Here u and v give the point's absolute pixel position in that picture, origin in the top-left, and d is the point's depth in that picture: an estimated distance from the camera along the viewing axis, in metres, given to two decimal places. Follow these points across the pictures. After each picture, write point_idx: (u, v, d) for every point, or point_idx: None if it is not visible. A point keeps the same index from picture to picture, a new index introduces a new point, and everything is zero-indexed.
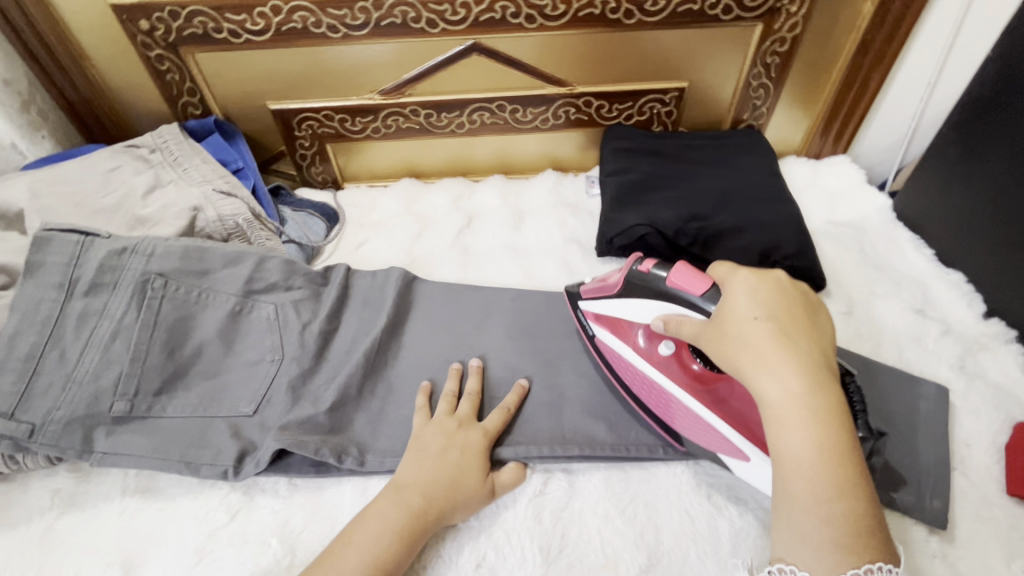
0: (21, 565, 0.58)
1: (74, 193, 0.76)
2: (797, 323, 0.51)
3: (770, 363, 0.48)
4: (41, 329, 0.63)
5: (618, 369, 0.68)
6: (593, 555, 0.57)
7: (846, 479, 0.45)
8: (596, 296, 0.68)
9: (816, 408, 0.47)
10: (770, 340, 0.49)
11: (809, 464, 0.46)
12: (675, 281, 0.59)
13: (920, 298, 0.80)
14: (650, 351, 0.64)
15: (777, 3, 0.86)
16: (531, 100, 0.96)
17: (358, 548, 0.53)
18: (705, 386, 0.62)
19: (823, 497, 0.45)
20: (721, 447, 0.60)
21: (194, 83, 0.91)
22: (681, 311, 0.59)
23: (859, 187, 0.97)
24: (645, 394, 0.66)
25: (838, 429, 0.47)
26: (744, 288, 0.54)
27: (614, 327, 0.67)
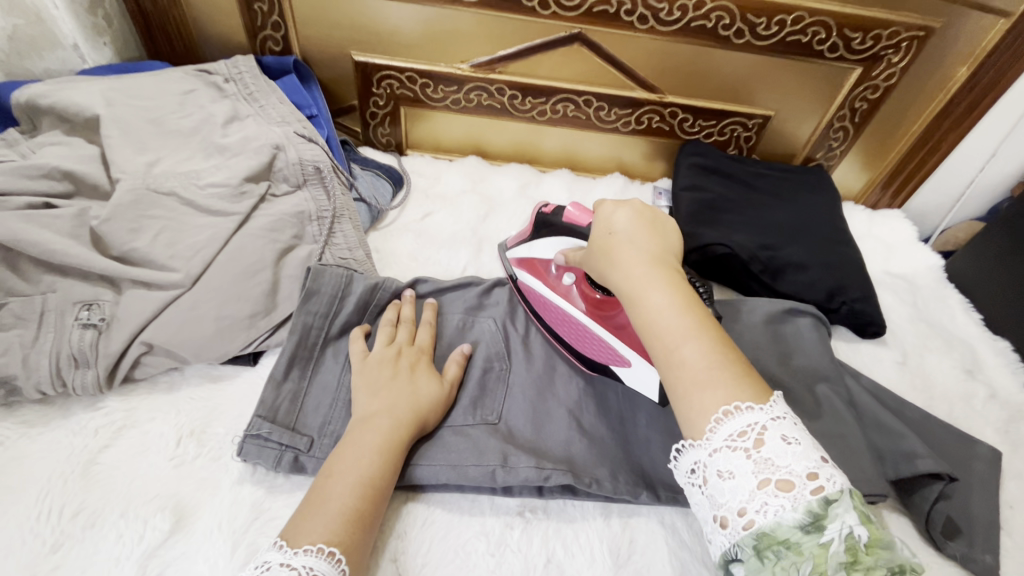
0: (62, 496, 0.53)
1: (149, 109, 0.72)
2: (646, 229, 0.54)
3: (620, 253, 0.52)
4: (310, 354, 0.64)
5: (534, 304, 0.73)
6: (661, 565, 0.57)
7: (691, 327, 0.47)
8: (518, 241, 0.76)
9: (661, 281, 0.49)
10: (617, 242, 0.53)
11: (661, 321, 0.47)
12: (567, 216, 0.65)
13: (969, 360, 0.84)
14: (559, 284, 0.71)
15: (882, 50, 0.87)
16: (619, 101, 0.95)
17: (327, 512, 0.49)
18: (602, 310, 0.67)
19: (675, 344, 0.46)
20: (611, 358, 0.64)
21: (282, 17, 0.86)
22: (576, 243, 0.65)
23: (914, 243, 1.00)
24: (558, 325, 0.70)
25: (685, 295, 0.49)
26: (603, 211, 0.57)
27: (531, 269, 0.73)
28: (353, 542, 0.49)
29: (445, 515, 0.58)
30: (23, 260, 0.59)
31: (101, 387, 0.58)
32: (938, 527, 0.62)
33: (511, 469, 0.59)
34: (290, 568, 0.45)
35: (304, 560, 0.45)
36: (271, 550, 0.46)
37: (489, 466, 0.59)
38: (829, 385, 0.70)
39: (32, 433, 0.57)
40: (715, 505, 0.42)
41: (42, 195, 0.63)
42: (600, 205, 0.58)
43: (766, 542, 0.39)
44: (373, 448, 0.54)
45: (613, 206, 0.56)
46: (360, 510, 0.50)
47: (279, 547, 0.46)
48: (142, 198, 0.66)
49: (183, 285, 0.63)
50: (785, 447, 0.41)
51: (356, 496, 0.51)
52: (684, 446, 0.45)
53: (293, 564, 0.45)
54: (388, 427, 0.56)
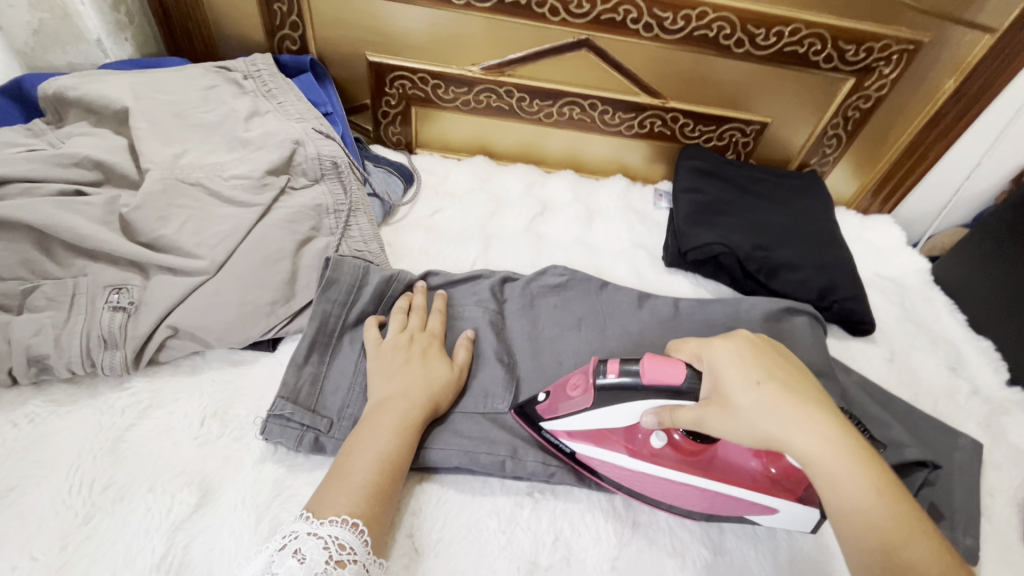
0: (92, 471, 0.56)
1: (174, 103, 0.75)
2: (787, 375, 0.48)
3: (793, 420, 0.45)
4: (328, 340, 0.67)
5: (613, 475, 0.60)
6: (662, 543, 0.60)
7: (903, 513, 0.43)
8: (563, 416, 0.59)
9: (851, 454, 0.44)
10: (779, 407, 0.46)
11: (876, 516, 0.43)
12: (647, 377, 0.51)
13: (953, 357, 0.88)
14: (643, 446, 0.59)
15: (874, 62, 0.92)
16: (623, 105, 0.99)
17: (346, 486, 0.52)
18: (693, 457, 0.58)
19: (897, 541, 0.42)
20: (750, 509, 0.58)
21: (300, 17, 0.89)
22: (668, 401, 0.52)
23: (902, 247, 1.04)
24: (650, 489, 0.60)
25: (877, 468, 0.44)
26: (725, 357, 0.49)
27: (593, 438, 0.59)
28: (371, 515, 0.51)
29: (458, 495, 0.61)
30: (56, 245, 0.62)
31: (128, 368, 0.61)
32: (923, 512, 0.66)
33: (520, 461, 0.62)
34: (316, 537, 0.48)
35: (330, 530, 0.48)
36: (297, 520, 0.49)
37: (499, 457, 0.62)
38: (821, 379, 0.74)
39: (61, 411, 0.59)
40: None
41: (74, 183, 0.67)
42: (721, 344, 0.50)
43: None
44: (390, 428, 0.57)
45: (735, 348, 0.50)
46: (377, 484, 0.53)
47: (306, 518, 0.49)
48: (169, 187, 0.68)
49: (208, 272, 0.66)
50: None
51: (375, 473, 0.53)
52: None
53: (320, 533, 0.48)
54: (403, 408, 0.58)
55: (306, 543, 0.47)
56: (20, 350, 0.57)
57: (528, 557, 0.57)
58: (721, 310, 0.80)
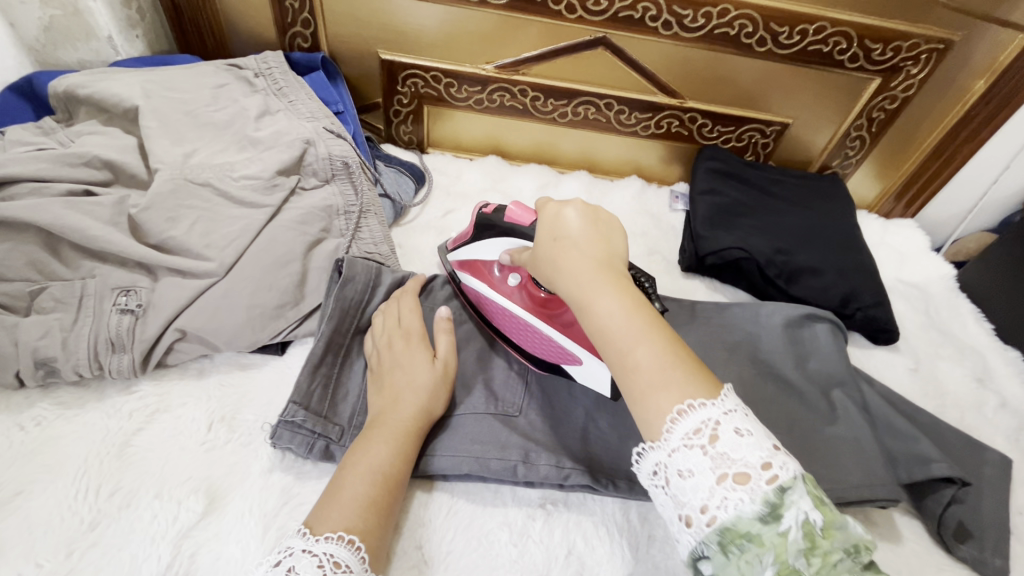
0: (99, 476, 0.55)
1: (184, 102, 0.74)
2: (591, 233, 0.51)
3: (563, 256, 0.49)
4: (340, 343, 0.65)
5: (484, 310, 0.71)
6: (678, 559, 0.58)
7: (640, 328, 0.44)
8: (459, 241, 0.73)
9: (606, 282, 0.46)
10: (562, 253, 0.49)
11: (610, 331, 0.44)
12: (509, 215, 0.63)
13: (980, 368, 0.85)
14: (502, 283, 0.69)
15: (901, 62, 0.89)
16: (640, 105, 0.96)
17: (343, 501, 0.50)
18: (547, 307, 0.66)
19: (627, 350, 0.43)
20: (562, 357, 0.64)
21: (312, 14, 0.88)
22: (518, 243, 0.64)
23: (926, 252, 1.01)
24: (505, 326, 0.69)
25: (632, 298, 0.46)
26: (550, 218, 0.53)
27: (474, 270, 0.72)
28: (372, 529, 0.49)
29: (468, 505, 0.60)
30: (66, 246, 0.62)
31: (136, 371, 0.60)
32: (950, 530, 0.63)
33: (533, 466, 0.60)
34: (311, 554, 0.45)
35: (325, 548, 0.45)
36: (293, 536, 0.47)
37: (512, 462, 0.60)
38: (844, 390, 0.71)
39: (68, 414, 0.59)
40: (679, 505, 0.39)
41: (83, 182, 0.66)
42: (550, 207, 0.54)
43: (729, 538, 0.37)
44: (383, 440, 0.55)
45: (569, 212, 0.52)
46: (376, 497, 0.51)
47: (302, 534, 0.47)
48: (179, 187, 0.67)
49: (217, 274, 0.65)
50: (739, 439, 0.39)
51: (371, 487, 0.51)
52: (644, 448, 0.42)
53: (315, 551, 0.45)
54: (399, 422, 0.56)
55: (298, 561, 0.45)
56: (27, 353, 0.56)
57: (541, 571, 0.56)
58: (740, 318, 0.78)
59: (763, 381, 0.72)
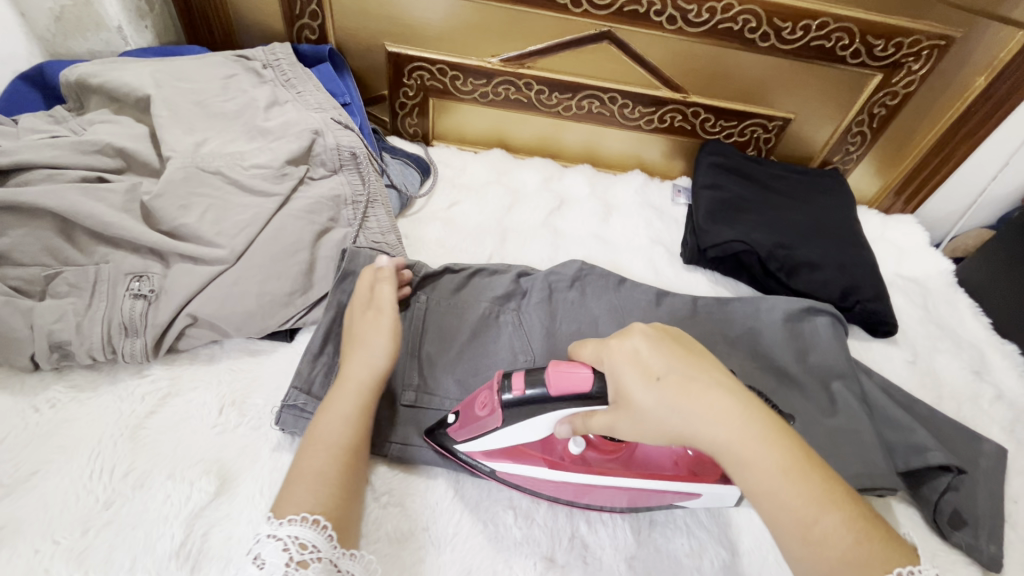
0: (113, 458, 0.56)
1: (195, 92, 0.75)
2: (692, 365, 0.47)
3: (695, 413, 0.44)
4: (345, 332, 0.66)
5: (539, 491, 0.59)
6: (678, 542, 0.59)
7: (817, 492, 0.43)
8: (474, 436, 0.55)
9: (759, 434, 0.44)
10: (681, 403, 0.45)
11: (785, 498, 0.42)
12: (555, 389, 0.49)
13: (977, 361, 0.86)
14: (562, 455, 0.58)
15: (902, 58, 0.90)
16: (643, 99, 0.97)
17: (298, 478, 0.50)
18: (613, 454, 0.58)
19: (812, 521, 0.42)
20: (671, 499, 0.58)
21: (319, 6, 0.89)
22: (579, 408, 0.50)
23: (925, 248, 1.02)
24: (575, 497, 0.58)
25: (787, 449, 0.44)
26: (627, 360, 0.47)
27: (512, 456, 0.57)
28: (327, 500, 0.49)
29: (474, 489, 0.61)
30: (80, 232, 0.63)
31: (148, 356, 0.61)
32: (945, 515, 0.65)
33: None
34: (276, 539, 0.46)
35: (290, 530, 0.46)
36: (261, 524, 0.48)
37: None
38: (842, 381, 0.72)
39: (82, 397, 0.60)
40: None
41: (95, 170, 0.67)
42: (625, 347, 0.48)
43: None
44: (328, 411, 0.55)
45: (642, 350, 0.48)
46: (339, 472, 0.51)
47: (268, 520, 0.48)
48: (190, 175, 0.68)
49: (228, 262, 0.66)
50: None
51: (321, 459, 0.51)
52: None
53: (279, 535, 0.46)
54: (354, 395, 0.56)
55: (266, 547, 0.46)
56: (43, 336, 0.57)
57: (544, 553, 0.57)
58: (742, 310, 0.79)
59: (763, 372, 0.74)
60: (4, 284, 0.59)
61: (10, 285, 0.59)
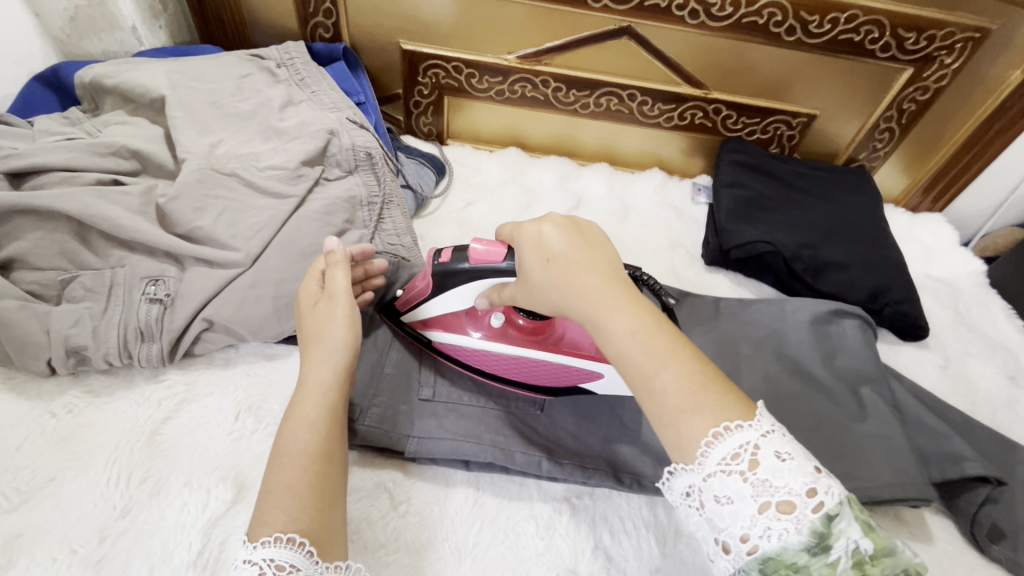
0: (129, 463, 0.55)
1: (209, 92, 0.74)
2: (585, 249, 0.47)
3: (562, 276, 0.45)
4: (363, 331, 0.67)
5: (464, 359, 0.65)
6: (706, 555, 0.57)
7: (660, 348, 0.41)
8: (411, 305, 0.63)
9: (621, 299, 0.44)
10: (553, 269, 0.46)
11: (628, 350, 0.42)
12: (472, 257, 0.54)
13: (1012, 366, 0.83)
14: (485, 324, 0.63)
15: (935, 52, 0.86)
16: (664, 96, 0.95)
17: (269, 496, 0.44)
18: (538, 336, 0.62)
19: (651, 373, 0.41)
20: (581, 379, 0.62)
21: (333, 4, 0.87)
22: (494, 282, 0.55)
23: (955, 248, 0.99)
24: (497, 367, 0.64)
25: (642, 311, 0.43)
26: (529, 236, 0.50)
27: (445, 325, 0.64)
28: (302, 517, 0.43)
29: (494, 498, 0.60)
30: (95, 236, 0.62)
31: (164, 360, 0.60)
32: (984, 529, 0.62)
33: (557, 462, 0.60)
34: (253, 563, 0.41)
35: (265, 553, 0.41)
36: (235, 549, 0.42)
37: (535, 456, 0.60)
38: (873, 386, 0.70)
39: (99, 402, 0.59)
40: (715, 530, 0.38)
41: (111, 172, 0.66)
42: (525, 228, 0.51)
43: (772, 567, 0.36)
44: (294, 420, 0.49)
45: (540, 232, 0.49)
46: (316, 483, 0.45)
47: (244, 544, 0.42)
48: (206, 177, 0.67)
49: (244, 265, 0.65)
50: (781, 464, 0.37)
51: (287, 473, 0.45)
52: (675, 468, 0.40)
53: (255, 560, 0.41)
54: (318, 396, 0.50)
55: (243, 571, 0.41)
56: (59, 341, 0.57)
57: (567, 565, 0.55)
58: (767, 312, 0.77)
59: (790, 377, 0.71)
60: (21, 289, 0.58)
61: (27, 290, 0.59)
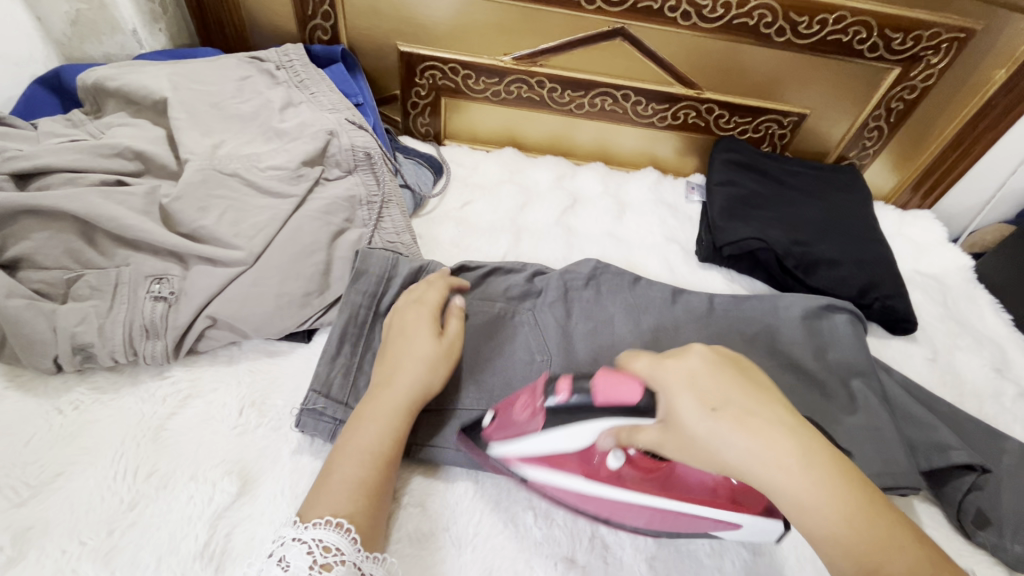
0: (136, 458, 0.57)
1: (210, 94, 0.76)
2: (754, 394, 0.43)
3: (746, 443, 0.40)
4: (359, 333, 0.66)
5: (568, 497, 0.55)
6: (699, 542, 0.59)
7: (884, 535, 0.39)
8: (512, 441, 0.56)
9: (817, 469, 0.40)
10: (735, 433, 0.41)
11: (844, 541, 0.39)
12: (601, 400, 0.52)
13: (998, 358, 0.85)
14: (599, 467, 0.52)
15: (921, 51, 0.88)
16: (657, 96, 0.97)
17: (334, 486, 0.51)
18: (657, 474, 0.52)
19: (884, 565, 0.38)
20: (710, 527, 0.52)
21: (331, 7, 0.89)
22: (626, 421, 0.50)
23: (943, 243, 1.01)
24: (608, 510, 0.54)
25: (850, 483, 0.40)
26: (681, 382, 0.44)
27: (546, 461, 0.54)
28: (360, 513, 0.50)
29: (493, 489, 0.61)
30: (100, 235, 0.63)
31: (169, 357, 0.61)
32: (970, 515, 0.64)
33: None
34: (302, 542, 0.47)
35: (315, 533, 0.47)
36: (286, 526, 0.49)
37: None
38: (862, 378, 0.72)
39: (105, 398, 0.60)
40: None
41: (114, 173, 0.67)
42: (672, 367, 0.45)
43: None
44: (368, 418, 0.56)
45: (698, 370, 0.44)
46: (367, 482, 0.52)
47: (293, 522, 0.49)
48: (208, 177, 0.69)
49: (246, 263, 0.66)
50: None
51: (364, 467, 0.53)
52: None
53: (304, 538, 0.47)
54: (393, 405, 0.57)
55: (291, 549, 0.47)
56: (66, 338, 0.58)
57: (564, 552, 0.57)
58: (759, 307, 0.79)
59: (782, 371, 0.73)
60: (27, 287, 0.59)
61: (34, 288, 0.60)
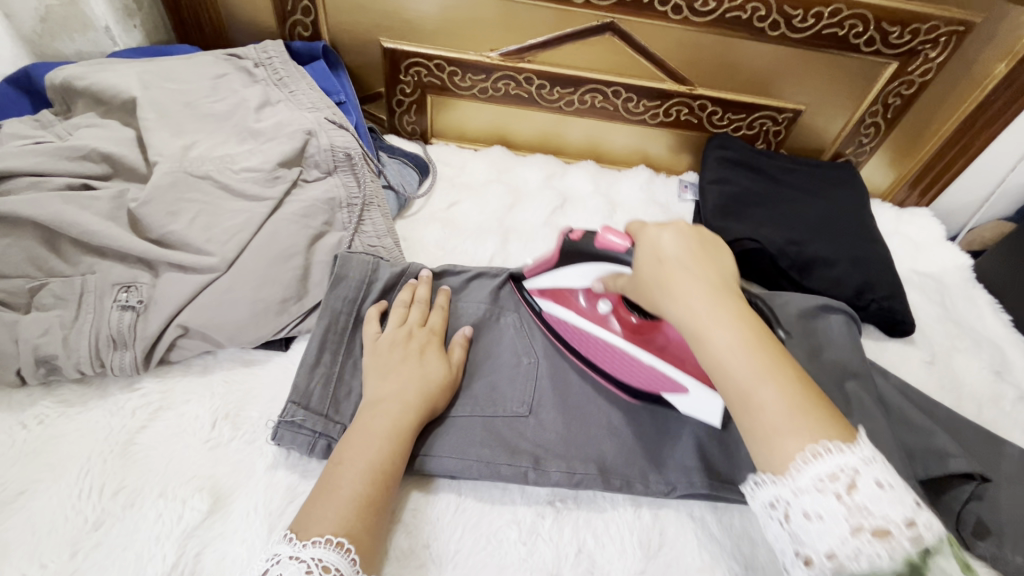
0: (103, 474, 0.54)
1: (184, 93, 0.73)
2: (698, 255, 0.49)
3: (672, 288, 0.47)
4: (339, 341, 0.64)
5: (565, 334, 0.68)
6: (690, 557, 0.57)
7: (767, 365, 0.42)
8: (540, 271, 0.67)
9: (725, 313, 0.44)
10: (671, 276, 0.47)
11: (727, 363, 0.42)
12: (599, 242, 0.58)
13: (998, 361, 0.83)
14: (594, 311, 0.65)
15: (919, 45, 0.86)
16: (648, 93, 0.94)
17: (337, 500, 0.49)
18: (643, 334, 0.63)
19: (755, 385, 0.41)
20: (663, 385, 0.61)
21: (311, 2, 0.86)
22: (612, 269, 0.58)
23: (941, 242, 0.99)
24: (590, 352, 0.66)
25: (756, 333, 0.43)
26: (651, 238, 0.51)
27: (557, 297, 0.68)
28: (361, 530, 0.48)
29: (477, 503, 0.59)
30: (65, 243, 0.61)
31: (139, 368, 0.59)
32: (970, 526, 0.62)
33: (543, 472, 0.59)
34: (299, 560, 0.45)
35: (313, 552, 0.45)
36: (280, 542, 0.46)
37: (521, 468, 0.59)
38: (859, 382, 0.69)
39: (72, 412, 0.58)
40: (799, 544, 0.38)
41: (81, 176, 0.65)
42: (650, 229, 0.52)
43: None
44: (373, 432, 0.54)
45: (670, 234, 0.50)
46: (370, 499, 0.50)
47: (288, 539, 0.46)
48: (179, 180, 0.66)
49: (219, 269, 0.64)
50: (880, 493, 0.37)
51: (368, 483, 0.50)
52: (761, 480, 0.41)
53: (302, 557, 0.45)
54: (399, 421, 0.55)
55: (288, 567, 0.44)
56: (28, 350, 0.56)
57: (549, 569, 0.55)
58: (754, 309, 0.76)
59: None
60: None
61: None
